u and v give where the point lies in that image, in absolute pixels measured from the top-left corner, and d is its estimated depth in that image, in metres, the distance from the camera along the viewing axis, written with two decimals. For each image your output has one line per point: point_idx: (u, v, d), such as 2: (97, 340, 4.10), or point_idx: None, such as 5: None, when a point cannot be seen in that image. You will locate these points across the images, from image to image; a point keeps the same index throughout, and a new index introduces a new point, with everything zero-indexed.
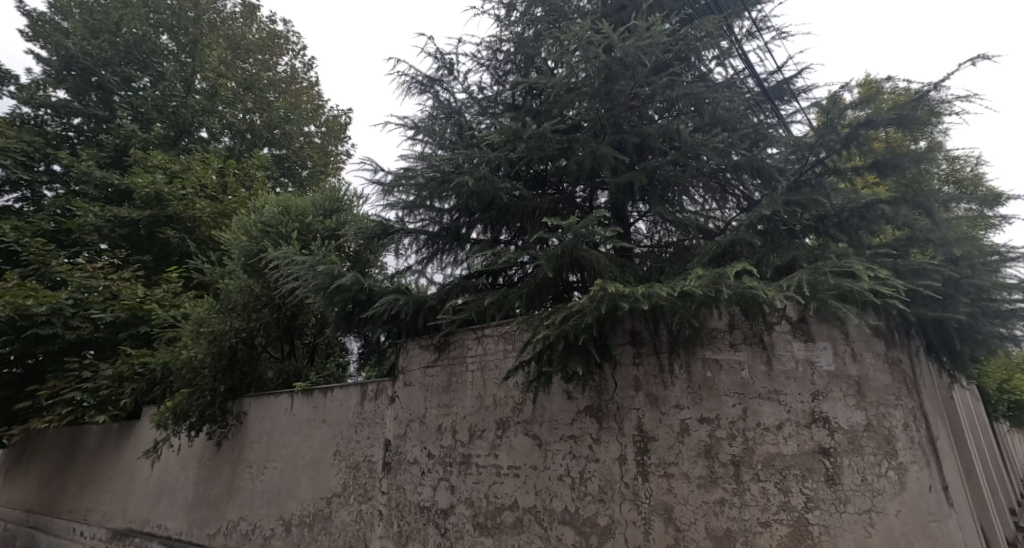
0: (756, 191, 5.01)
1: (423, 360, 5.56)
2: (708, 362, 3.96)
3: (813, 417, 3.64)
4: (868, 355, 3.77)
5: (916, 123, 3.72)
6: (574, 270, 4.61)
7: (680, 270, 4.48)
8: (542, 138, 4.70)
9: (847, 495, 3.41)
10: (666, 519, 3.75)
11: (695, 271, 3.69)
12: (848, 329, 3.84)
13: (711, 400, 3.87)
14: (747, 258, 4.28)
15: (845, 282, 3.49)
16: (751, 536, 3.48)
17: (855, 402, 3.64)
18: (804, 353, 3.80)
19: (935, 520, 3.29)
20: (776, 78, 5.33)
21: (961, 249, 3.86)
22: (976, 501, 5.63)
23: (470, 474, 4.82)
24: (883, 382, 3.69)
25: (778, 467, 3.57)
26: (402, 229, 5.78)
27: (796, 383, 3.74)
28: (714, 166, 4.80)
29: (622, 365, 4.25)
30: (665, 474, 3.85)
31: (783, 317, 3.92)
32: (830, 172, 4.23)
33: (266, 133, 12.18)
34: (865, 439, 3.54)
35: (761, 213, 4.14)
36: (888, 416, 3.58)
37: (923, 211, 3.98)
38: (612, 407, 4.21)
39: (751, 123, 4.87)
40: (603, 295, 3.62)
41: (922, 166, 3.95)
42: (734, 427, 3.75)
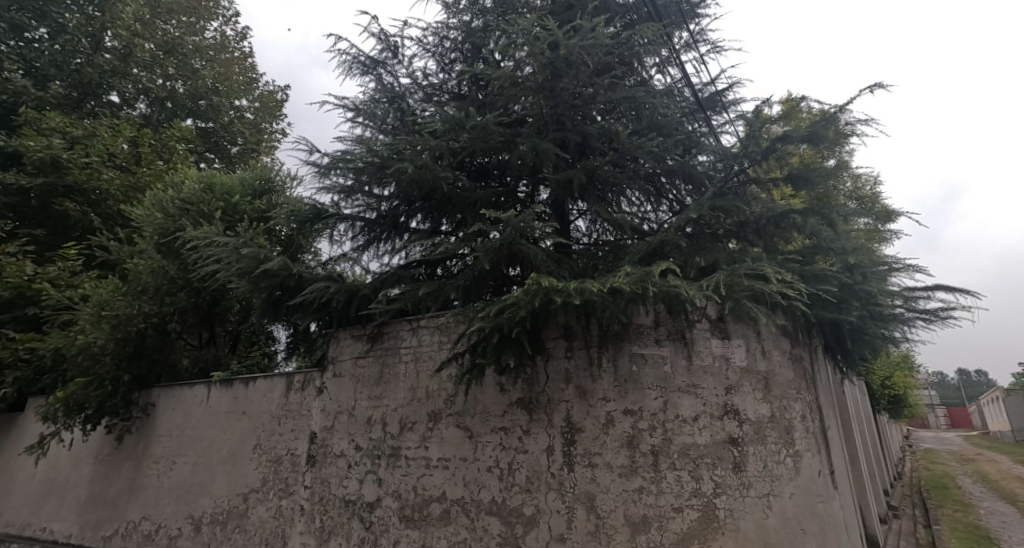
0: (688, 196, 5.22)
1: (355, 351, 5.39)
2: (634, 356, 4.10)
3: (725, 409, 3.91)
4: (775, 352, 4.13)
5: (824, 142, 4.03)
6: (511, 263, 4.61)
7: (612, 268, 4.62)
8: (485, 130, 4.66)
9: (750, 480, 3.73)
10: (588, 508, 3.87)
11: (623, 268, 3.81)
12: (760, 329, 4.17)
13: (635, 393, 4.02)
14: (674, 258, 4.48)
15: (756, 284, 3.76)
16: (665, 522, 3.68)
17: (762, 395, 3.97)
18: (720, 350, 4.07)
19: (821, 501, 3.74)
20: (709, 89, 5.61)
21: (858, 259, 4.26)
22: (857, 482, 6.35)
23: (399, 467, 4.75)
24: (787, 376, 4.10)
25: (692, 456, 3.80)
26: (337, 214, 5.56)
27: (712, 377, 3.99)
28: (648, 170, 4.98)
29: (554, 358, 4.31)
30: (590, 464, 3.96)
31: (703, 315, 4.15)
32: (752, 182, 4.52)
33: (189, 104, 11.29)
34: (769, 429, 3.88)
35: (687, 216, 4.35)
36: (789, 408, 3.99)
37: (829, 222, 4.32)
38: (542, 399, 4.26)
39: (685, 130, 5.08)
40: (537, 289, 3.64)
41: (829, 181, 4.30)
42: (654, 418, 3.94)
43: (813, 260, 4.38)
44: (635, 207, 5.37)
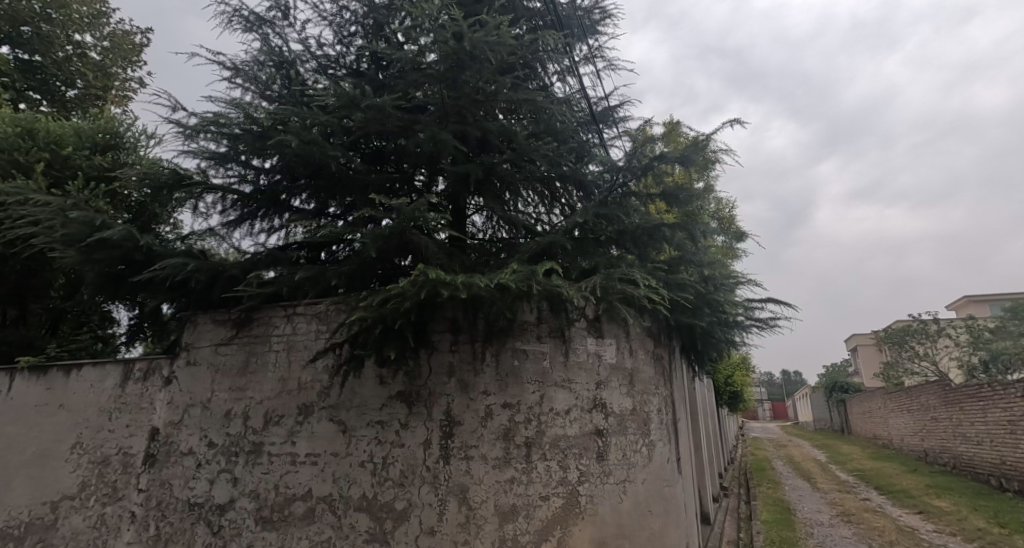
0: (578, 201, 5.48)
1: (216, 337, 4.87)
2: (516, 351, 4.18)
3: (594, 403, 4.21)
4: (640, 351, 4.59)
5: (694, 164, 4.47)
6: (400, 253, 4.45)
7: (501, 265, 4.69)
8: (381, 112, 4.45)
9: (610, 468, 4.10)
10: (461, 500, 3.88)
11: (510, 266, 3.88)
12: (629, 330, 4.56)
13: (515, 387, 4.11)
14: (560, 260, 4.68)
15: (628, 288, 4.08)
16: (531, 509, 3.85)
17: (627, 390, 4.39)
18: (595, 347, 4.35)
19: (666, 485, 4.37)
20: (602, 104, 5.94)
21: (712, 272, 4.84)
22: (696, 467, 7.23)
23: (259, 464, 4.38)
24: (648, 373, 4.59)
25: (561, 447, 4.03)
26: (203, 183, 4.95)
27: (585, 372, 4.26)
28: (544, 173, 5.12)
29: (438, 351, 4.22)
30: (465, 457, 3.96)
31: (582, 314, 4.38)
32: (633, 195, 4.87)
33: (6, 28, 9.31)
34: (629, 421, 4.31)
35: (574, 220, 4.55)
36: (648, 402, 4.50)
37: (693, 237, 4.82)
38: (422, 392, 4.16)
39: (579, 139, 5.31)
40: (425, 281, 3.55)
41: (696, 201, 4.78)
42: (531, 411, 4.07)
43: (678, 270, 4.86)
44: (528, 207, 5.53)
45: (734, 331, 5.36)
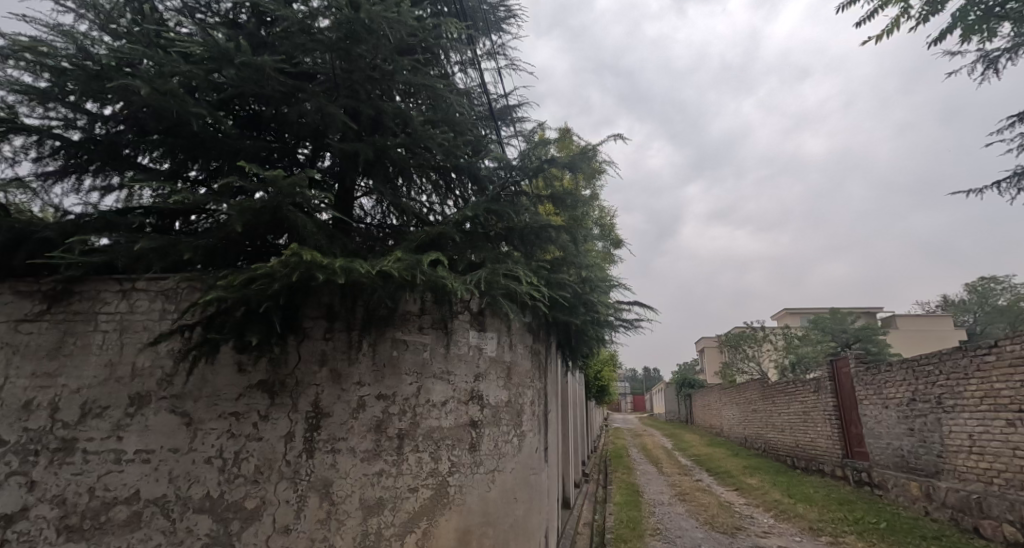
0: (472, 195, 5.44)
1: (19, 312, 4.09)
2: (396, 342, 4.03)
3: (471, 395, 4.25)
4: (519, 345, 4.74)
5: (581, 171, 4.69)
6: (273, 230, 4.05)
7: (386, 251, 4.49)
8: (260, 73, 4.02)
9: (481, 458, 4.20)
10: (322, 495, 3.67)
11: (395, 253, 3.73)
12: (510, 325, 4.66)
13: (391, 378, 3.96)
14: (448, 251, 4.62)
15: (511, 284, 4.17)
16: (398, 502, 3.77)
17: (504, 383, 4.51)
18: (476, 340, 4.38)
19: (532, 472, 4.68)
20: (501, 103, 5.97)
21: (589, 274, 5.15)
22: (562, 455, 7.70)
23: (72, 464, 3.73)
24: (525, 366, 4.78)
25: (435, 438, 3.99)
26: (11, 122, 4.07)
27: (465, 365, 4.27)
28: (438, 162, 5.01)
29: (310, 338, 3.91)
30: (331, 450, 3.74)
31: (466, 307, 4.38)
32: (524, 194, 4.97)
33: None
34: (503, 412, 4.45)
35: (465, 213, 4.51)
36: (522, 395, 4.70)
37: (576, 240, 5.06)
38: (288, 382, 3.83)
39: (477, 132, 5.25)
40: (299, 263, 3.26)
41: (581, 206, 5.03)
42: (406, 403, 3.96)
43: (560, 269, 5.08)
44: (421, 194, 5.38)
45: (604, 329, 5.76)
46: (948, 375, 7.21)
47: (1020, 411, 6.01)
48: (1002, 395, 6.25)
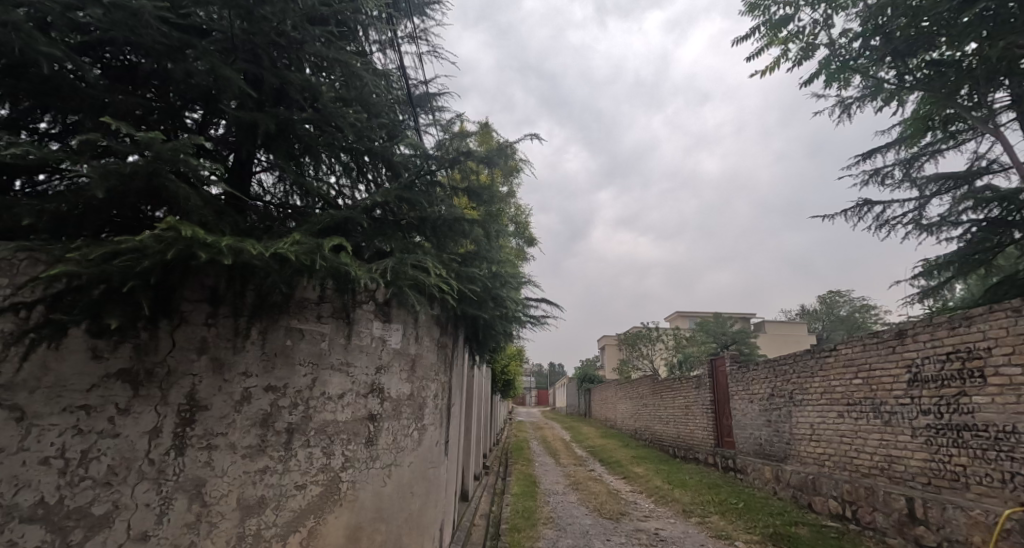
0: (386, 181, 5.17)
1: None
2: (291, 330, 3.71)
3: (371, 388, 4.09)
4: (425, 338, 4.66)
5: (496, 166, 4.69)
6: (148, 200, 3.57)
7: (284, 233, 4.13)
8: (139, 19, 3.49)
9: (378, 453, 4.07)
10: (192, 496, 3.28)
11: (292, 235, 3.45)
12: (417, 317, 4.56)
13: (283, 368, 3.65)
14: (354, 237, 4.38)
15: (419, 275, 4.06)
16: (283, 500, 3.53)
17: (407, 376, 4.41)
18: (380, 332, 4.21)
19: (430, 466, 4.68)
20: (421, 89, 5.75)
21: (500, 270, 5.18)
22: (463, 447, 7.74)
23: None
24: (430, 359, 4.72)
25: (328, 432, 3.78)
26: None
27: (367, 356, 4.09)
28: (348, 143, 4.68)
29: (188, 324, 3.40)
30: (207, 447, 3.35)
31: (371, 296, 4.18)
32: (439, 185, 4.85)
33: None
34: (404, 406, 4.36)
35: (375, 198, 4.29)
36: (425, 388, 4.66)
37: (490, 235, 5.06)
38: (156, 371, 3.29)
39: (394, 117, 5.04)
40: (175, 239, 2.94)
41: (496, 202, 5.03)
42: (299, 396, 3.69)
43: (471, 263, 5.05)
44: (330, 176, 4.94)
45: (511, 324, 5.85)
46: (799, 373, 8.23)
47: (848, 404, 7.00)
48: (836, 390, 7.27)
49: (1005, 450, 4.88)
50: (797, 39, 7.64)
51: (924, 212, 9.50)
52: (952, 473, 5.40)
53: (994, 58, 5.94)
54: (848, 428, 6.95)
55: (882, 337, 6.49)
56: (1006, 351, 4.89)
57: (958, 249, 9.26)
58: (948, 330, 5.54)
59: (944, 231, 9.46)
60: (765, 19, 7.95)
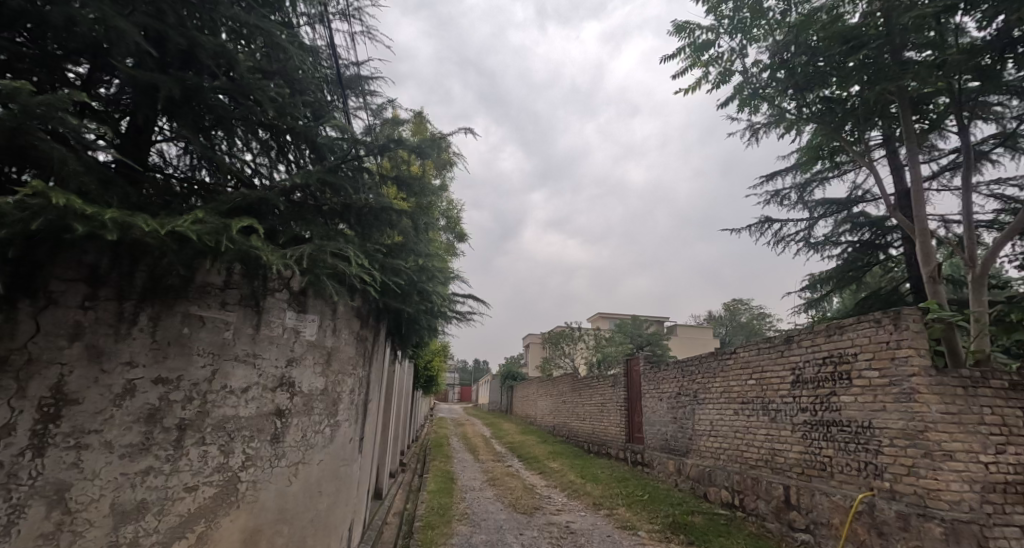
0: (310, 164, 4.75)
1: None
2: (189, 318, 3.34)
3: (280, 382, 3.82)
4: (343, 331, 4.44)
5: (427, 157, 4.59)
6: (11, 159, 3.05)
7: (185, 209, 3.72)
8: None
9: (284, 450, 3.82)
10: (52, 503, 2.83)
11: (195, 212, 3.11)
12: (335, 308, 4.33)
13: (177, 359, 3.27)
14: (269, 219, 4.05)
15: (339, 264, 3.84)
16: (169, 505, 3.17)
17: (321, 369, 4.18)
18: (293, 322, 3.94)
19: (342, 464, 4.49)
20: (351, 70, 5.39)
21: (426, 263, 5.06)
22: (378, 443, 7.49)
23: None
24: (348, 353, 4.51)
25: (228, 429, 3.47)
26: None
27: (277, 348, 3.80)
28: (268, 117, 4.23)
29: (57, 306, 2.95)
30: (74, 447, 2.91)
31: (285, 284, 3.89)
32: (367, 171, 4.63)
33: None
34: (317, 401, 4.13)
35: (294, 179, 3.98)
36: (341, 383, 4.44)
37: (418, 227, 4.91)
38: (12, 359, 2.81)
39: (321, 95, 4.73)
40: (44, 207, 2.54)
41: (426, 194, 4.91)
42: (194, 389, 3.33)
43: (397, 255, 4.89)
44: (245, 153, 4.48)
45: (434, 320, 5.75)
46: (702, 373, 8.83)
47: (742, 402, 7.60)
48: (733, 389, 7.86)
49: (862, 443, 5.48)
50: (716, 63, 8.14)
51: (813, 231, 10.53)
52: (820, 463, 6.01)
53: (873, 100, 6.71)
54: (741, 423, 7.54)
55: (773, 342, 7.10)
56: (869, 356, 5.50)
57: (837, 266, 10.38)
58: (826, 338, 6.15)
59: (828, 249, 10.54)
60: (689, 41, 8.41)
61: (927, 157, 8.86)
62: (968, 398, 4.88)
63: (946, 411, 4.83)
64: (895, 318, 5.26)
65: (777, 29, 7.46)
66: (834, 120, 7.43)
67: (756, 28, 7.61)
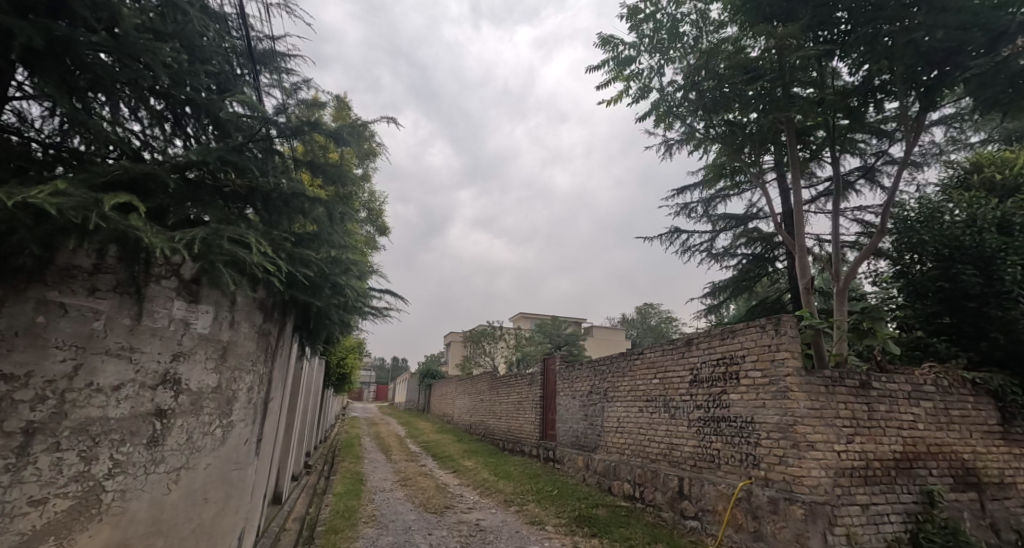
0: (212, 139, 4.33)
1: None
2: (46, 305, 2.99)
3: (163, 379, 3.51)
4: (242, 324, 4.17)
5: (343, 144, 4.46)
6: None
7: (51, 178, 3.28)
8: None
9: (164, 455, 3.51)
10: None
11: (58, 183, 2.77)
12: (233, 299, 4.05)
13: (28, 352, 2.91)
14: (158, 198, 3.69)
15: (238, 251, 3.59)
16: (8, 521, 2.79)
17: (213, 365, 3.89)
18: (182, 313, 3.62)
19: (234, 469, 4.22)
20: (265, 45, 5.06)
21: (340, 255, 4.88)
22: (282, 445, 7.11)
23: None
24: (246, 348, 4.24)
25: (92, 432, 3.13)
26: None
27: (159, 342, 3.48)
28: (162, 85, 3.74)
29: None
30: None
31: (173, 271, 3.57)
32: (277, 154, 4.37)
33: None
34: (207, 399, 3.84)
35: (189, 156, 3.65)
36: (237, 380, 4.16)
37: (335, 218, 4.69)
38: None
39: (227, 68, 4.37)
40: None
41: (342, 182, 4.72)
42: (50, 387, 2.98)
43: (308, 245, 4.66)
44: (132, 122, 3.89)
45: (346, 314, 5.57)
46: (613, 372, 9.29)
47: (647, 400, 8.09)
48: (639, 387, 8.36)
49: (744, 436, 6.05)
50: (636, 79, 8.60)
51: (714, 243, 11.47)
52: (710, 456, 6.56)
53: (766, 128, 7.43)
54: (645, 420, 8.03)
55: (676, 343, 7.63)
56: (754, 358, 6.08)
57: (732, 275, 11.39)
58: (720, 341, 6.72)
59: (726, 260, 11.53)
60: (613, 55, 8.82)
61: (808, 183, 10.00)
62: (829, 395, 5.56)
63: (812, 407, 5.47)
64: (776, 324, 5.86)
65: (691, 52, 8.00)
66: (736, 142, 8.03)
67: (672, 50, 8.12)
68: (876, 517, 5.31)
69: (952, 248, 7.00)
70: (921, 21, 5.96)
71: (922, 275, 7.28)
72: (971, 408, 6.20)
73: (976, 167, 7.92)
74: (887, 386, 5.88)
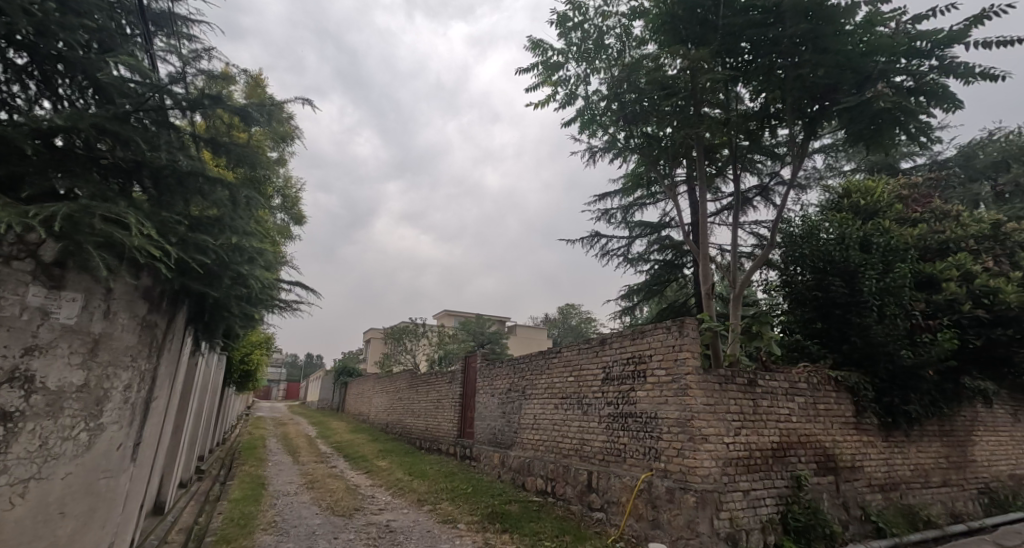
0: (91, 104, 3.79)
1: None
2: None
3: (10, 375, 3.06)
4: (120, 315, 3.72)
5: (249, 121, 4.11)
6: None
7: None
8: None
9: (8, 464, 3.06)
10: None
11: None
12: (111, 287, 3.60)
13: None
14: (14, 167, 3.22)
15: (115, 232, 3.19)
16: None
17: (80, 360, 3.44)
18: (40, 301, 3.18)
19: (102, 477, 3.76)
20: (162, 5, 4.52)
21: (244, 244, 4.49)
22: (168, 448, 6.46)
23: None
24: (124, 342, 3.79)
25: None
26: None
27: (7, 333, 3.05)
28: (21, 33, 3.25)
29: None
30: None
31: (28, 252, 3.13)
32: (171, 127, 3.93)
33: None
34: (70, 400, 3.39)
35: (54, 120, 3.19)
36: (111, 378, 3.71)
37: (241, 204, 4.24)
38: None
39: (115, 26, 3.85)
40: None
41: (248, 164, 4.32)
42: None
43: (209, 231, 4.17)
44: None
45: (246, 305, 5.15)
46: (531, 370, 9.44)
47: (562, 397, 8.30)
48: (555, 384, 8.56)
49: (648, 431, 6.40)
50: (563, 85, 8.80)
51: (629, 249, 12.04)
52: (616, 450, 6.87)
53: (679, 142, 7.89)
54: (559, 417, 8.24)
55: (591, 342, 7.89)
56: (659, 358, 6.43)
57: (645, 280, 12.02)
58: (630, 341, 7.03)
59: (640, 265, 12.13)
60: (542, 60, 8.97)
61: (714, 197, 10.79)
62: (721, 392, 6.02)
63: (707, 403, 5.89)
64: (680, 325, 6.24)
65: (615, 64, 8.28)
66: (652, 153, 8.57)
67: (598, 61, 8.39)
68: (755, 501, 5.84)
69: (825, 263, 7.85)
70: (808, 59, 6.66)
71: (803, 285, 8.12)
72: (833, 403, 6.99)
73: (846, 192, 8.96)
74: (770, 384, 6.47)
